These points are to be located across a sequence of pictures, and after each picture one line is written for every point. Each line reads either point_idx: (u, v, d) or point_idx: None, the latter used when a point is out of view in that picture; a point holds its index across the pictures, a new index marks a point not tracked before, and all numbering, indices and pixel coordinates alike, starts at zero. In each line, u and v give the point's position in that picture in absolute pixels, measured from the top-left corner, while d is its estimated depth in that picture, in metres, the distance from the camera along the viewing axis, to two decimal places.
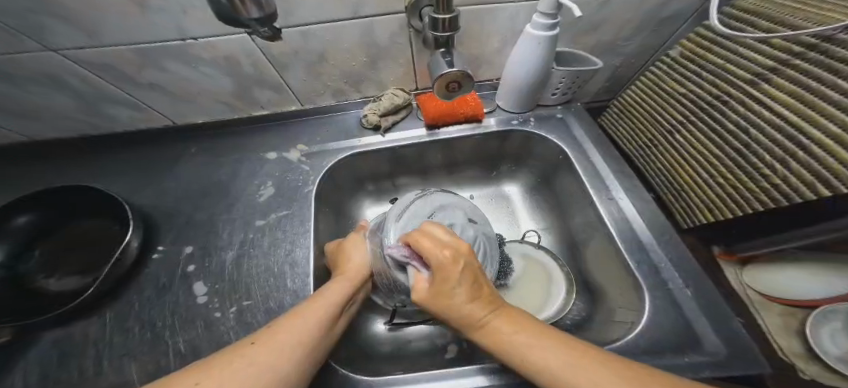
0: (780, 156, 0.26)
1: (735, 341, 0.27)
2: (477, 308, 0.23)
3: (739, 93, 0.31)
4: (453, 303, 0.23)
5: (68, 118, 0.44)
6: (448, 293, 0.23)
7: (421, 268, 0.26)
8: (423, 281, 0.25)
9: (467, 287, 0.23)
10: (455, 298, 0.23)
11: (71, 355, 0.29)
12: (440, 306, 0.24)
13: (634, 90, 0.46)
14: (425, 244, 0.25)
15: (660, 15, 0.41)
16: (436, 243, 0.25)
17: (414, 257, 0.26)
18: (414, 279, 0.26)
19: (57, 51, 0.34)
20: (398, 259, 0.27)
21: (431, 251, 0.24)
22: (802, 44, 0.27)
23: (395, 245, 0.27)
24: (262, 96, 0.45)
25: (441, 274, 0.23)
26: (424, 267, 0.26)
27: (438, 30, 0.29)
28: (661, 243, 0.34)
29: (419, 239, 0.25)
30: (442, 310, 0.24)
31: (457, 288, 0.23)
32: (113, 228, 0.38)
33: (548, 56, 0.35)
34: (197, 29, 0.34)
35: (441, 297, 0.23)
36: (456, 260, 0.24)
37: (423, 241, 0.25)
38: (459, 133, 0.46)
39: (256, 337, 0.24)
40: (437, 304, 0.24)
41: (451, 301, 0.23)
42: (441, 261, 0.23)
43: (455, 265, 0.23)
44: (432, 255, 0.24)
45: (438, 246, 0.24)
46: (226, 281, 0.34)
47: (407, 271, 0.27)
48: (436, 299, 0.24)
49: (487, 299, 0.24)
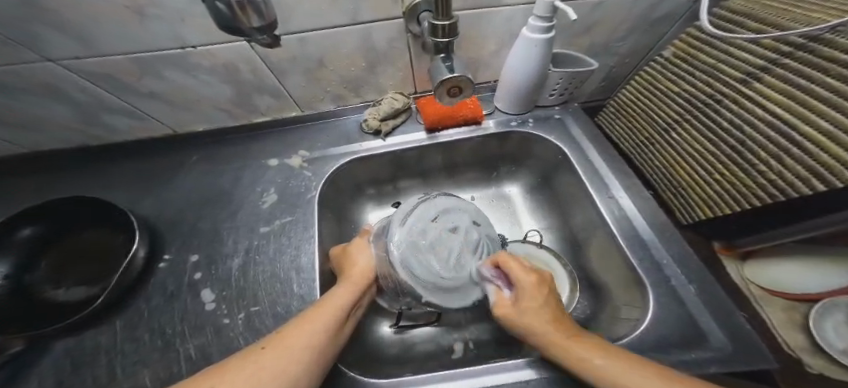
0: (776, 152, 0.26)
1: (738, 335, 0.27)
2: (555, 329, 0.25)
3: (732, 92, 0.32)
4: (534, 317, 0.26)
5: (68, 129, 0.44)
6: (533, 309, 0.26)
7: (504, 289, 0.29)
8: (507, 299, 0.28)
9: (545, 308, 0.26)
10: (535, 315, 0.26)
11: (83, 364, 0.29)
12: (516, 323, 0.26)
13: (629, 90, 0.46)
14: (513, 266, 0.29)
15: (651, 17, 0.42)
16: (525, 270, 0.29)
17: (499, 279, 0.30)
18: (496, 298, 0.29)
19: (54, 61, 0.34)
20: (479, 280, 0.30)
21: (518, 273, 0.28)
22: (791, 44, 0.28)
23: (481, 265, 0.30)
24: (262, 103, 0.45)
25: (526, 293, 0.27)
26: (507, 287, 0.29)
27: (438, 35, 0.29)
28: (663, 240, 0.34)
29: (507, 262, 0.29)
30: (523, 328, 0.26)
31: (544, 304, 0.26)
32: (118, 238, 0.38)
33: (545, 58, 0.36)
34: (195, 37, 0.34)
35: (524, 313, 0.26)
36: (542, 284, 0.28)
37: (510, 262, 0.29)
38: (459, 136, 0.46)
39: (266, 342, 0.24)
40: (523, 322, 0.26)
41: (536, 320, 0.26)
42: (527, 283, 0.28)
43: (539, 286, 0.28)
44: (518, 274, 0.28)
45: (525, 272, 0.29)
46: (233, 288, 0.34)
47: (487, 290, 0.30)
48: (520, 313, 0.26)
49: (564, 323, 0.26)
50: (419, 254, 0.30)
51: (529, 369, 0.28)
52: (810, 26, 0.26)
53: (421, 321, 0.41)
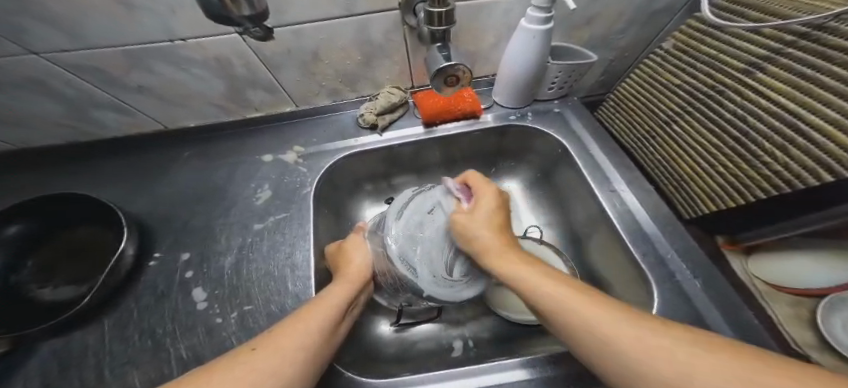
0: (780, 143, 0.25)
1: (745, 331, 0.26)
2: (497, 241, 0.28)
3: (735, 83, 0.31)
4: (484, 235, 0.28)
5: (55, 125, 0.43)
6: (475, 227, 0.28)
7: (462, 200, 0.32)
8: (462, 211, 0.30)
9: (493, 224, 0.29)
10: (483, 231, 0.28)
11: (71, 365, 0.28)
12: (468, 236, 0.28)
13: (630, 82, 0.46)
14: (482, 210, 0.30)
15: (651, 9, 0.41)
16: (481, 219, 0.29)
17: (461, 192, 0.33)
18: (454, 206, 0.31)
19: (38, 54, 0.33)
20: (449, 189, 0.33)
21: (480, 203, 0.31)
22: (794, 33, 0.27)
23: (451, 179, 0.34)
24: (256, 97, 0.44)
25: (483, 214, 0.30)
26: (466, 200, 0.32)
27: (434, 24, 0.28)
28: (665, 234, 0.33)
29: (478, 185, 0.32)
30: (490, 259, 0.27)
31: (485, 227, 0.28)
32: (107, 237, 0.37)
33: (544, 50, 0.35)
34: (185, 30, 0.33)
35: (471, 224, 0.29)
36: (499, 207, 0.31)
37: (480, 188, 0.32)
38: (457, 130, 0.45)
39: (256, 343, 0.23)
40: (479, 247, 0.27)
41: (476, 227, 0.28)
42: (486, 241, 0.27)
43: (486, 210, 0.30)
44: (480, 210, 0.30)
45: (490, 193, 0.32)
46: (226, 286, 0.34)
47: (447, 199, 0.32)
48: (480, 234, 0.28)
49: (508, 245, 0.28)
50: (419, 248, 0.29)
51: (530, 367, 0.27)
52: (813, 14, 0.25)
53: (422, 318, 0.40)
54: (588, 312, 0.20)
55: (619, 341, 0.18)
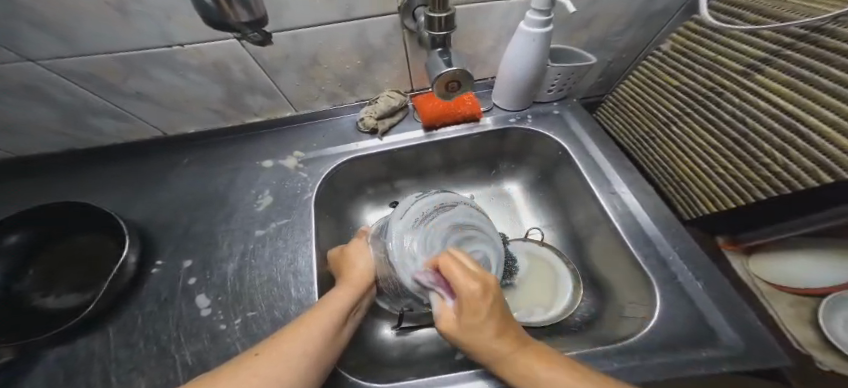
0: (779, 144, 0.26)
1: (749, 331, 0.27)
2: (503, 344, 0.24)
3: (734, 84, 0.31)
4: (482, 337, 0.24)
5: (52, 132, 0.42)
6: (479, 326, 0.23)
7: (446, 297, 0.27)
8: (451, 311, 0.26)
9: (495, 322, 0.24)
10: (483, 335, 0.24)
11: (76, 373, 0.28)
12: (476, 345, 0.24)
13: (629, 84, 0.46)
14: (457, 272, 0.24)
15: (649, 10, 0.41)
16: (466, 275, 0.24)
17: (439, 284, 0.26)
18: (440, 310, 0.27)
19: (34, 61, 0.33)
20: (424, 286, 0.27)
21: (462, 284, 0.24)
22: (793, 35, 0.27)
23: (424, 267, 0.27)
24: (255, 102, 0.44)
25: (467, 303, 0.23)
26: (449, 296, 0.26)
27: (434, 29, 0.28)
28: (667, 236, 0.33)
29: (452, 269, 0.24)
30: (466, 343, 0.25)
31: (488, 322, 0.23)
32: (109, 245, 0.37)
33: (544, 52, 0.35)
34: (183, 35, 0.33)
35: (467, 333, 0.24)
36: (486, 295, 0.24)
37: (453, 271, 0.24)
38: (456, 133, 0.45)
39: (259, 348, 0.23)
40: (466, 339, 0.24)
41: (481, 336, 0.24)
42: (471, 295, 0.23)
43: (484, 297, 0.23)
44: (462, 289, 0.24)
45: (470, 279, 0.24)
46: (229, 292, 0.33)
47: (432, 298, 0.28)
48: (457, 328, 0.25)
49: (512, 335, 0.24)
50: (405, 251, 0.29)
51: None
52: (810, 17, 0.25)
53: (423, 323, 0.40)
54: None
55: None
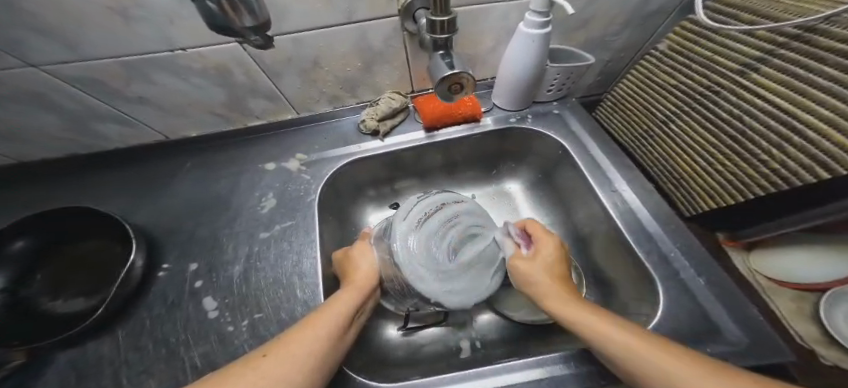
0: (776, 141, 0.26)
1: (750, 325, 0.27)
2: (556, 288, 0.28)
3: (730, 83, 0.31)
4: (534, 273, 0.29)
5: (55, 138, 0.42)
6: (538, 255, 0.31)
7: (521, 246, 0.32)
8: (523, 254, 0.32)
9: (546, 268, 0.30)
10: (537, 269, 0.29)
11: (87, 375, 0.29)
12: (524, 275, 0.30)
13: (626, 83, 0.46)
14: (549, 238, 0.32)
15: (645, 10, 0.41)
16: (550, 238, 0.32)
17: (517, 237, 0.33)
18: (514, 252, 0.32)
19: (35, 66, 0.33)
20: (505, 234, 0.34)
21: (543, 235, 0.33)
22: (787, 35, 0.27)
23: (510, 222, 0.35)
24: (256, 106, 0.44)
25: (544, 260, 0.30)
26: (524, 245, 0.32)
27: (435, 32, 0.29)
28: (668, 233, 0.34)
29: (537, 232, 0.33)
30: (531, 283, 0.29)
31: (547, 248, 0.31)
32: (115, 249, 0.37)
33: (543, 53, 0.36)
34: (183, 39, 0.33)
35: (537, 263, 0.30)
36: (553, 250, 0.31)
37: (539, 229, 0.33)
38: (457, 134, 0.46)
39: (267, 349, 0.23)
40: (525, 271, 0.30)
41: (532, 268, 0.30)
42: (546, 249, 0.31)
43: (547, 240, 0.32)
44: (543, 242, 0.32)
45: (547, 234, 0.33)
46: (236, 294, 0.34)
47: (506, 246, 0.33)
48: (532, 267, 0.30)
49: (563, 282, 0.29)
50: (408, 254, 0.29)
51: (540, 367, 0.27)
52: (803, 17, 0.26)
53: (429, 322, 0.41)
54: (627, 343, 0.21)
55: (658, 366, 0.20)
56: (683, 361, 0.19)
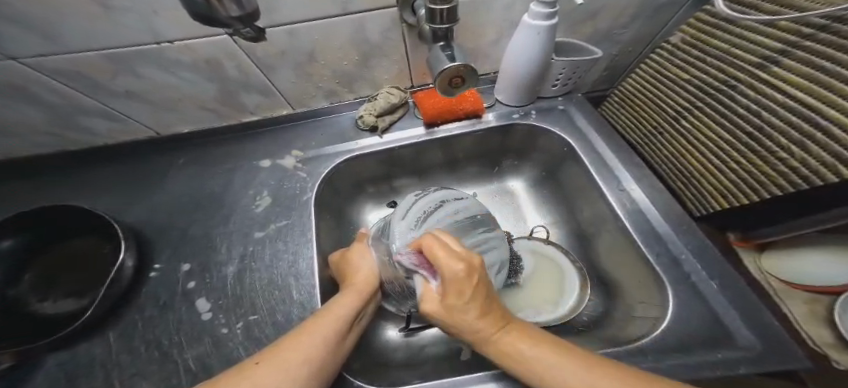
0: (797, 138, 0.25)
1: (765, 329, 0.26)
2: (487, 325, 0.22)
3: (749, 77, 0.30)
4: (464, 319, 0.22)
5: (43, 133, 0.41)
6: (459, 309, 0.22)
7: (430, 278, 0.24)
8: (434, 291, 0.23)
9: (480, 302, 0.22)
10: (463, 312, 0.22)
11: (76, 378, 0.28)
12: (453, 312, 0.22)
13: (636, 78, 0.45)
14: (442, 257, 0.21)
15: (654, 2, 0.39)
16: (452, 256, 0.21)
17: (421, 266, 0.24)
18: (423, 289, 0.24)
19: (18, 59, 0.32)
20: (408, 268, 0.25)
21: (445, 264, 0.21)
22: (813, 25, 0.25)
23: (481, 210, 0.34)
24: (250, 101, 0.43)
25: (459, 278, 0.21)
26: (433, 276, 0.24)
27: (436, 21, 0.27)
28: (678, 233, 0.33)
29: (433, 248, 0.22)
30: (452, 325, 0.23)
31: (469, 304, 0.21)
32: (105, 248, 0.36)
33: (548, 46, 0.34)
34: (171, 31, 0.31)
35: (452, 315, 0.22)
36: (469, 276, 0.21)
37: (435, 249, 0.22)
38: (459, 130, 0.44)
39: (260, 357, 0.22)
40: (451, 320, 0.22)
41: (464, 320, 0.22)
42: (455, 276, 0.21)
43: (470, 280, 0.21)
44: (447, 268, 0.21)
45: (453, 258, 0.21)
46: (230, 295, 0.33)
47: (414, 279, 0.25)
48: (448, 287, 0.22)
49: (496, 317, 0.22)
50: None
51: None
52: (833, 6, 0.24)
53: (431, 322, 0.40)
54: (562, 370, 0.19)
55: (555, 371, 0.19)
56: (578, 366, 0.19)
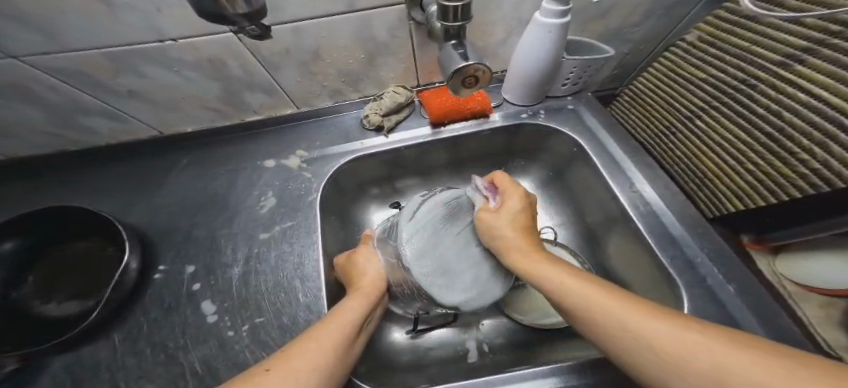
0: (820, 139, 0.24)
1: (781, 333, 0.25)
2: (524, 245, 0.28)
3: (769, 77, 0.29)
4: (507, 233, 0.29)
5: (44, 133, 0.41)
6: (506, 228, 0.29)
7: (490, 200, 0.32)
8: (490, 209, 0.31)
9: (520, 227, 0.30)
10: (508, 235, 0.29)
11: (82, 381, 0.27)
12: (492, 228, 0.30)
13: (648, 77, 0.44)
14: (509, 195, 0.32)
15: (667, 1, 0.39)
16: (518, 191, 0.32)
17: (486, 190, 0.33)
18: (481, 205, 0.32)
19: (17, 58, 0.31)
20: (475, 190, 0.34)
21: (507, 193, 0.32)
22: (841, 22, 0.24)
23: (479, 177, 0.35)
24: (254, 100, 0.42)
25: (508, 211, 0.30)
26: (493, 199, 0.32)
27: (448, 19, 0.26)
28: (691, 236, 0.32)
29: (504, 185, 0.33)
30: (490, 237, 0.29)
31: (509, 225, 0.29)
32: (107, 249, 0.35)
33: (560, 45, 0.33)
34: (174, 29, 0.31)
35: (497, 224, 0.29)
36: (523, 202, 0.32)
37: (504, 183, 0.33)
38: (467, 130, 0.43)
39: (270, 363, 0.22)
40: (490, 230, 0.30)
41: (504, 233, 0.29)
42: (512, 202, 0.31)
43: (524, 203, 0.32)
44: (506, 192, 0.32)
45: (512, 195, 0.32)
46: (236, 298, 0.32)
47: (474, 198, 0.33)
48: (498, 221, 0.30)
49: (532, 243, 0.29)
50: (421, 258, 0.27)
51: (553, 377, 0.26)
52: None
53: (438, 323, 0.39)
54: (582, 294, 0.23)
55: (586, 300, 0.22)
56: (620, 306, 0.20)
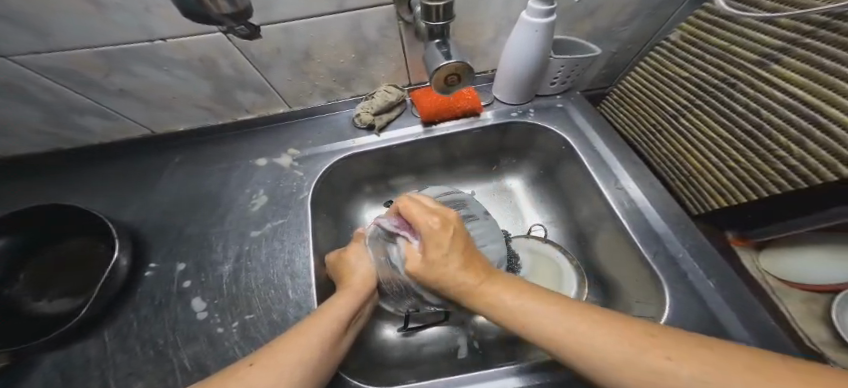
0: (797, 136, 0.24)
1: (760, 328, 0.26)
2: (470, 277, 0.22)
3: (747, 76, 0.30)
4: (446, 270, 0.23)
5: (36, 132, 0.41)
6: (438, 261, 0.23)
7: (411, 239, 0.26)
8: (416, 251, 0.25)
9: (457, 253, 0.23)
10: (444, 265, 0.23)
11: (72, 378, 0.28)
12: (432, 270, 0.23)
13: (635, 76, 0.44)
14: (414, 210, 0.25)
15: (653, 1, 0.39)
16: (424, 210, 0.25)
17: (402, 229, 0.27)
18: (407, 251, 0.26)
19: (8, 57, 0.31)
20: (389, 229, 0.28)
21: (419, 217, 0.25)
22: (814, 22, 0.25)
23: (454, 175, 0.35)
24: (246, 99, 0.43)
25: (435, 242, 0.23)
26: (414, 237, 0.26)
27: (432, 18, 0.26)
28: (675, 233, 0.32)
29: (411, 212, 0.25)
30: (433, 281, 0.23)
31: (450, 252, 0.23)
32: (99, 247, 0.36)
33: (546, 44, 0.34)
34: (164, 28, 0.31)
35: (433, 267, 0.23)
36: (445, 226, 0.24)
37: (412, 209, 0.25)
38: (458, 128, 0.44)
39: (256, 358, 0.22)
40: (432, 275, 0.23)
41: (443, 270, 0.23)
42: (431, 228, 0.23)
43: (443, 231, 0.23)
44: (421, 222, 0.24)
45: (427, 212, 0.25)
46: (226, 295, 0.32)
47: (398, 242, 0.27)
48: (435, 256, 0.23)
49: (473, 265, 0.23)
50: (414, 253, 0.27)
51: (540, 372, 0.26)
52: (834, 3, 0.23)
53: (430, 321, 0.39)
54: (560, 323, 0.19)
55: (552, 329, 0.19)
56: (597, 327, 0.18)
